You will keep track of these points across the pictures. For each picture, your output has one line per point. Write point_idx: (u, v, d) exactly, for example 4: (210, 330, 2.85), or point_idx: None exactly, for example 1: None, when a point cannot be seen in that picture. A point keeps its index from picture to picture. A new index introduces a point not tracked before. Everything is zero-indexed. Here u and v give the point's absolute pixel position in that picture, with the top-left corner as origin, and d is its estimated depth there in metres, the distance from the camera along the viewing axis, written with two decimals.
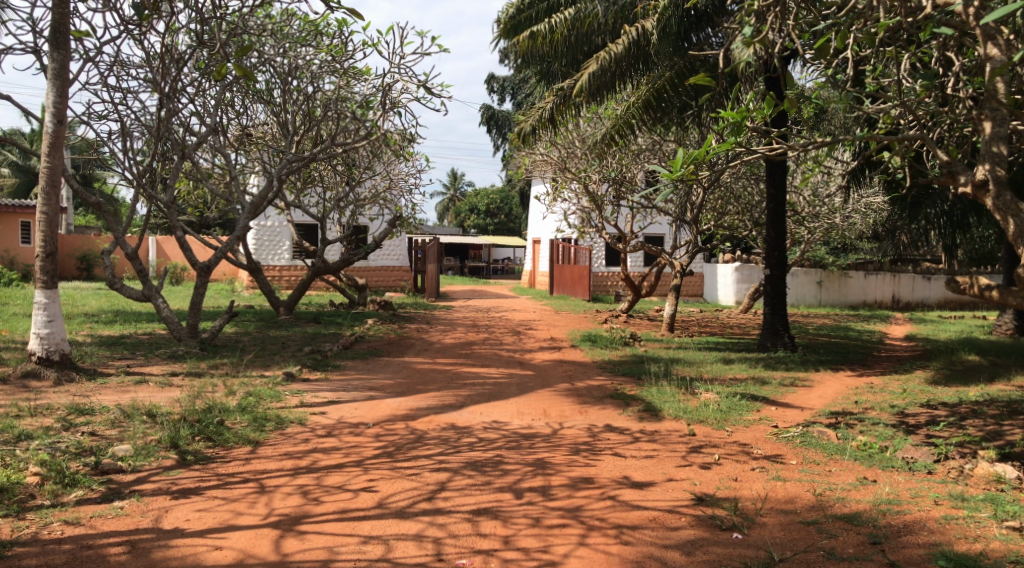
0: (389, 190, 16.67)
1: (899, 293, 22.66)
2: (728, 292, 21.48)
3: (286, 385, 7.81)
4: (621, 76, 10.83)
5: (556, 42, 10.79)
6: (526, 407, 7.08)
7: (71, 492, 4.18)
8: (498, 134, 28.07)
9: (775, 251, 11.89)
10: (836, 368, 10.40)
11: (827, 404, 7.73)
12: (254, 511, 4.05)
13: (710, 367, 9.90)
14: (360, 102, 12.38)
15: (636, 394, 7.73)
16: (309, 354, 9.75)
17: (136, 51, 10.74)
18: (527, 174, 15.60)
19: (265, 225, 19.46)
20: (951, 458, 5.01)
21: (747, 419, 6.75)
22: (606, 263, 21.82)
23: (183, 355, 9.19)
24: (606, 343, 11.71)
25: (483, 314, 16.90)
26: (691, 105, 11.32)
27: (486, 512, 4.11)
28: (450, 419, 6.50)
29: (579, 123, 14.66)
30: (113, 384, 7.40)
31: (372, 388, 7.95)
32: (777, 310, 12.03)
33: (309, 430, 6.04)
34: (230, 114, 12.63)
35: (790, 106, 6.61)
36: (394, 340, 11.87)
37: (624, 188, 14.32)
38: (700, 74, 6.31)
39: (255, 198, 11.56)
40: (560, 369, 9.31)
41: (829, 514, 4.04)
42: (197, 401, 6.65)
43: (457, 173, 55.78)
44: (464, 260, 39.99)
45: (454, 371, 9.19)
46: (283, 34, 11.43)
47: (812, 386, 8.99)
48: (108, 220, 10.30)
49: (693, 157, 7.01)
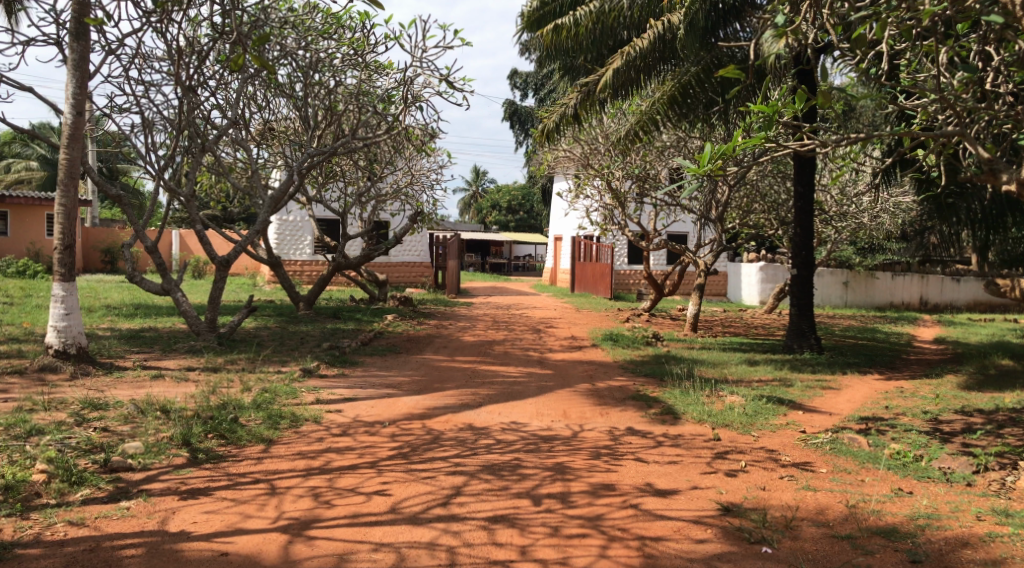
0: (411, 186, 16.58)
1: (927, 294, 22.20)
2: (752, 291, 21.17)
3: (302, 381, 7.72)
4: (646, 70, 10.63)
5: (580, 36, 10.57)
6: (545, 408, 6.93)
7: (77, 491, 4.08)
8: (521, 129, 27.89)
9: (802, 250, 11.62)
10: (865, 371, 10.13)
11: (856, 409, 7.48)
12: (263, 514, 3.93)
13: (734, 368, 9.66)
14: (382, 97, 12.29)
15: (659, 396, 7.55)
16: (327, 350, 9.66)
17: (159, 44, 10.70)
18: (550, 171, 15.46)
19: (287, 220, 19.48)
20: (991, 469, 4.76)
21: (773, 424, 6.55)
22: (628, 261, 21.61)
23: (201, 349, 9.14)
24: (628, 342, 11.51)
25: (503, 312, 16.76)
26: (718, 102, 11.10)
27: (503, 519, 3.96)
28: (467, 419, 6.36)
29: (603, 119, 14.42)
30: (129, 378, 7.34)
31: (389, 386, 7.83)
32: (803, 310, 11.75)
33: (324, 429, 5.93)
34: (252, 108, 12.59)
35: (828, 101, 6.33)
36: (413, 337, 11.76)
37: (648, 185, 14.12)
38: (730, 66, 6.02)
39: (277, 192, 11.50)
40: (581, 369, 9.14)
41: (865, 528, 3.83)
42: (211, 397, 6.57)
43: (479, 170, 55.79)
44: (485, 257, 39.93)
45: (473, 369, 9.05)
46: (305, 28, 11.33)
47: (841, 389, 8.73)
48: (130, 214, 10.30)
49: (721, 152, 6.82)
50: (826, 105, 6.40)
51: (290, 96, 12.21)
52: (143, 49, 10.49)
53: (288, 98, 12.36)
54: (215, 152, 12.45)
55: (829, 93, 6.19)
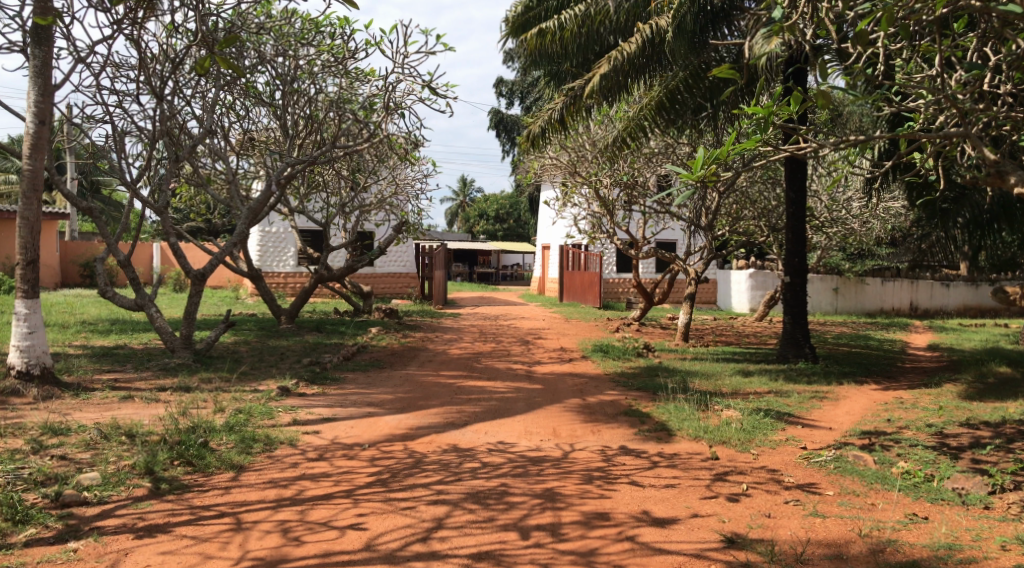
0: (395, 196, 16.28)
1: (917, 300, 22.06)
2: (742, 299, 20.96)
3: (280, 400, 7.38)
4: (635, 75, 10.38)
5: (567, 40, 10.29)
6: (534, 426, 6.62)
7: (21, 531, 3.75)
8: (507, 138, 27.68)
9: (795, 258, 11.38)
10: (862, 381, 9.86)
11: (856, 423, 7.20)
12: (225, 555, 3.61)
13: (728, 380, 9.39)
14: (363, 105, 11.98)
15: (652, 412, 7.26)
16: (307, 366, 9.31)
17: (131, 52, 10.37)
18: (537, 179, 15.17)
19: (270, 231, 19.12)
20: (1009, 490, 4.48)
21: (773, 440, 6.28)
22: (617, 270, 21.37)
23: (175, 367, 8.76)
24: (618, 354, 11.21)
25: (491, 323, 16.45)
26: (707, 107, 10.90)
27: (488, 557, 3.64)
28: (451, 440, 6.03)
29: (590, 126, 14.16)
30: (96, 400, 6.96)
31: (370, 404, 7.49)
32: (797, 319, 11.49)
33: (300, 453, 5.59)
34: (230, 117, 12.26)
35: (830, 103, 5.94)
36: (397, 350, 11.42)
37: (637, 192, 13.87)
38: (724, 66, 5.69)
39: (255, 203, 11.14)
40: (570, 383, 8.82)
41: (882, 561, 3.55)
42: (181, 420, 6.22)
43: (466, 180, 55.65)
44: (474, 267, 39.65)
45: (459, 385, 8.72)
46: (282, 34, 11.02)
47: (838, 401, 8.45)
48: (102, 227, 9.95)
49: (714, 156, 6.53)
50: (827, 107, 6.04)
51: (270, 105, 11.90)
52: (114, 57, 10.15)
53: (267, 107, 12.04)
54: (193, 162, 12.12)
55: (829, 96, 5.85)
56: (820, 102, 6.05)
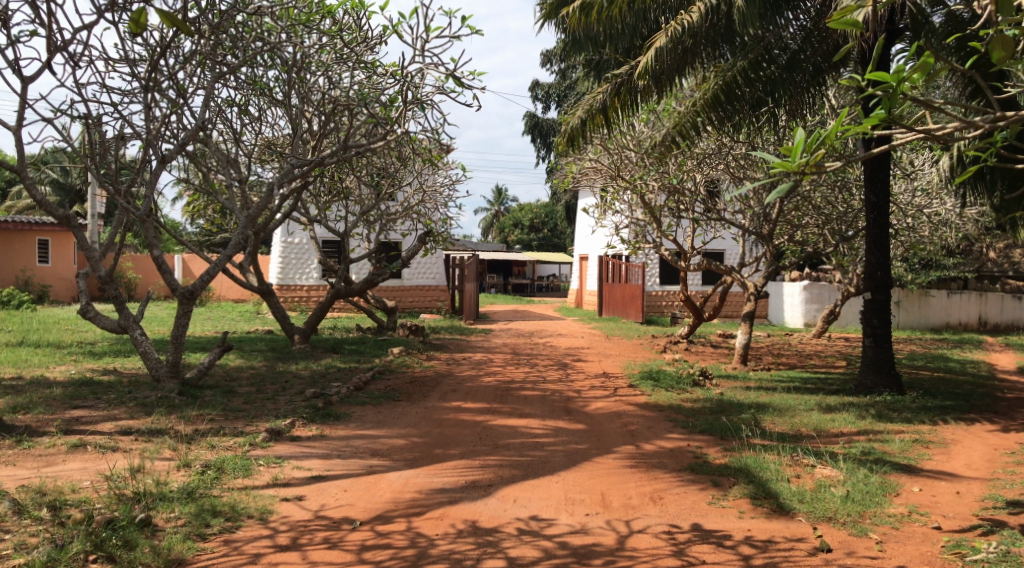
0: (422, 203, 14.92)
1: (986, 315, 20.02)
2: (796, 313, 19.25)
3: (264, 449, 6.05)
4: (691, 60, 8.89)
5: (613, 19, 8.73)
6: (578, 489, 5.20)
7: None
8: (543, 143, 26.30)
9: (877, 271, 9.73)
10: (969, 420, 8.23)
11: (993, 485, 5.61)
12: None
13: (806, 418, 7.82)
14: (382, 100, 10.65)
15: (727, 466, 5.77)
16: (310, 399, 7.98)
17: (123, 41, 9.17)
18: (574, 185, 13.66)
19: (289, 242, 17.96)
20: None
21: (894, 516, 4.80)
22: (661, 281, 19.81)
23: (155, 402, 7.45)
24: (672, 383, 9.63)
25: (524, 340, 15.04)
26: (768, 101, 9.39)
27: None
28: (470, 513, 4.64)
29: (635, 124, 12.66)
30: (40, 450, 5.65)
31: (373, 453, 6.11)
32: (880, 342, 9.77)
33: (270, 535, 4.25)
34: (242, 119, 11.10)
35: (1009, 51, 4.27)
36: (418, 376, 10.03)
37: (686, 200, 12.32)
38: (841, 14, 4.23)
39: (254, 209, 9.78)
40: (619, 423, 7.37)
41: None
42: (128, 478, 4.92)
43: (500, 189, 54.64)
44: (508, 278, 38.42)
45: (486, 424, 7.31)
46: (289, 18, 9.75)
47: (950, 448, 6.86)
48: (84, 239, 8.66)
49: (820, 137, 4.73)
50: (1005, 58, 4.30)
51: (281, 103, 10.66)
52: (102, 47, 8.95)
53: (277, 104, 10.78)
54: (198, 167, 10.92)
55: (1009, 44, 4.23)
56: (991, 57, 4.37)
